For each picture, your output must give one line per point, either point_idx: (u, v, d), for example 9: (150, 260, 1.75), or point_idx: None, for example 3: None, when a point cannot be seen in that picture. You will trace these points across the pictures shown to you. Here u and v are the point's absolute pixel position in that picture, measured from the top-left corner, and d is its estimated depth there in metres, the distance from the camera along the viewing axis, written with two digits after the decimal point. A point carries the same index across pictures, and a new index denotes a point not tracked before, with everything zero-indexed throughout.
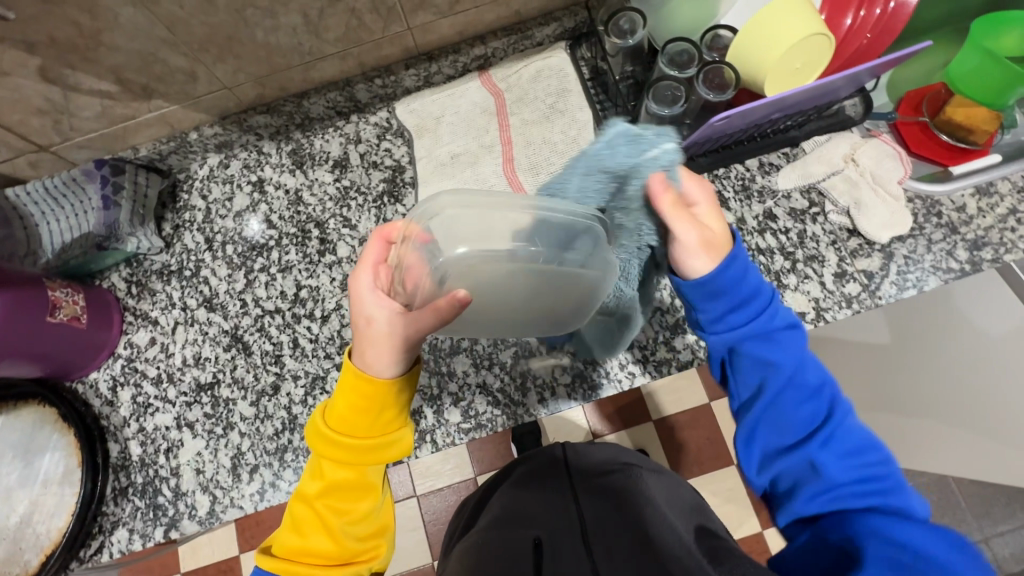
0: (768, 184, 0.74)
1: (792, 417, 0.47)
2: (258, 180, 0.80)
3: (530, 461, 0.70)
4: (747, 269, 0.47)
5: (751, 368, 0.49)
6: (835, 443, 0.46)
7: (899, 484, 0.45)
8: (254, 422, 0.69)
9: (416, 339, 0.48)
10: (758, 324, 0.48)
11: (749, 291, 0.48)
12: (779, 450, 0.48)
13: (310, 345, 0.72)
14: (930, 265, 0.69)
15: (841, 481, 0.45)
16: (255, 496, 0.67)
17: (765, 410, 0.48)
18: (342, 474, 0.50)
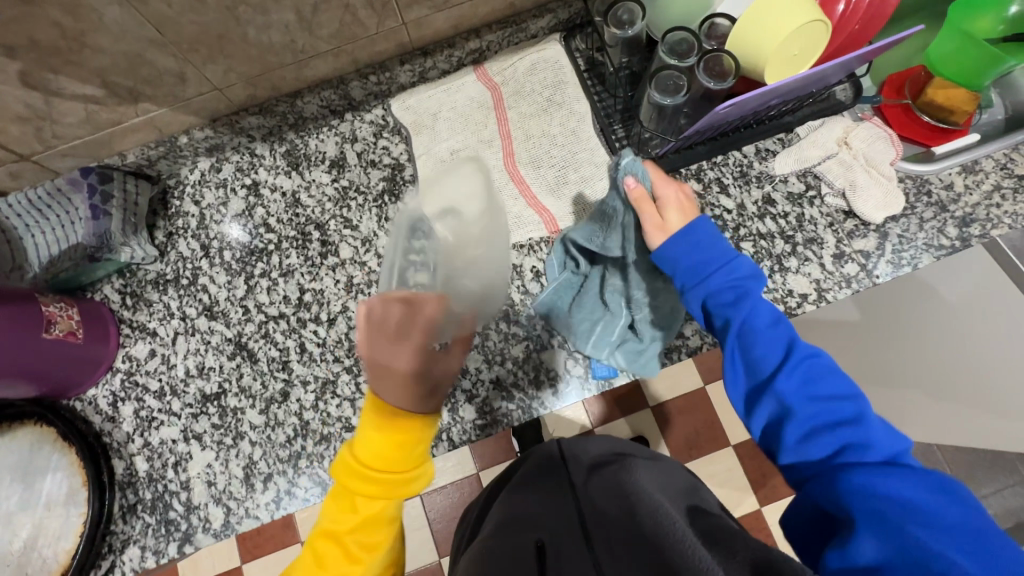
0: (765, 170, 0.75)
1: (764, 355, 0.48)
2: (252, 183, 0.78)
3: (530, 465, 0.69)
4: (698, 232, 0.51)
5: (718, 310, 0.51)
6: (800, 381, 0.47)
7: (869, 418, 0.44)
8: (265, 430, 0.68)
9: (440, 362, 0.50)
10: (720, 275, 0.51)
11: (706, 248, 0.51)
12: (751, 392, 0.49)
13: (318, 350, 0.71)
14: (922, 243, 0.72)
15: (811, 417, 0.45)
16: (271, 505, 0.66)
17: (736, 346, 0.50)
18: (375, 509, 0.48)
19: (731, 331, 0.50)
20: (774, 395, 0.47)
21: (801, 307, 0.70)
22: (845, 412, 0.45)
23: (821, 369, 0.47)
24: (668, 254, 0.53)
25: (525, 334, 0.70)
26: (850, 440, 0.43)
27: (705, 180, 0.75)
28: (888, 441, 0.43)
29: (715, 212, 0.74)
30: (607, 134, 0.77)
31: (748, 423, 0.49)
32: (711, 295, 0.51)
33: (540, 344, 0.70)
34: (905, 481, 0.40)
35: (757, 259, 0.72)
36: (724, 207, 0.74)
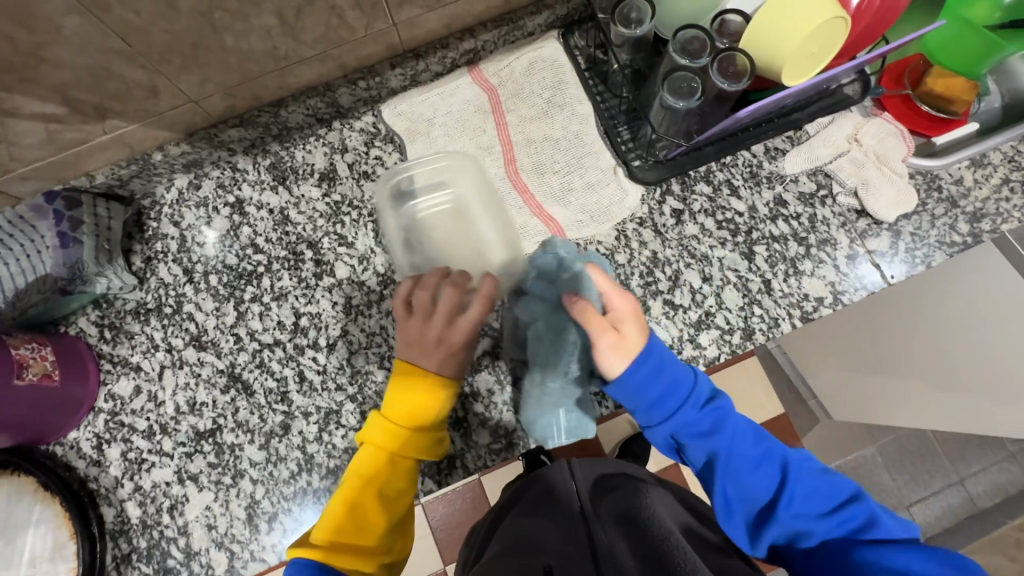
0: (775, 169, 0.73)
1: (753, 483, 0.52)
2: (236, 200, 0.72)
3: (539, 494, 0.67)
4: (660, 355, 0.55)
5: (697, 446, 0.54)
6: (799, 501, 0.50)
7: (875, 513, 0.47)
8: (266, 467, 0.64)
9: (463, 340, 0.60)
10: (689, 408, 0.54)
11: (670, 378, 0.54)
12: (752, 525, 0.51)
13: (318, 378, 0.67)
14: (935, 240, 0.70)
15: (824, 532, 0.48)
16: (277, 546, 0.62)
17: (724, 476, 0.53)
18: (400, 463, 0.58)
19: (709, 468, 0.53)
20: (776, 525, 0.50)
21: (817, 311, 0.68)
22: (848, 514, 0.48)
23: (812, 479, 0.51)
24: (629, 384, 0.54)
25: None
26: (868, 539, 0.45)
27: (715, 182, 0.73)
28: (899, 528, 0.46)
29: (726, 216, 0.72)
30: (612, 136, 0.73)
31: (759, 553, 0.51)
32: (681, 429, 0.54)
33: None
34: (916, 558, 0.42)
35: (771, 263, 0.70)
36: (735, 210, 0.72)
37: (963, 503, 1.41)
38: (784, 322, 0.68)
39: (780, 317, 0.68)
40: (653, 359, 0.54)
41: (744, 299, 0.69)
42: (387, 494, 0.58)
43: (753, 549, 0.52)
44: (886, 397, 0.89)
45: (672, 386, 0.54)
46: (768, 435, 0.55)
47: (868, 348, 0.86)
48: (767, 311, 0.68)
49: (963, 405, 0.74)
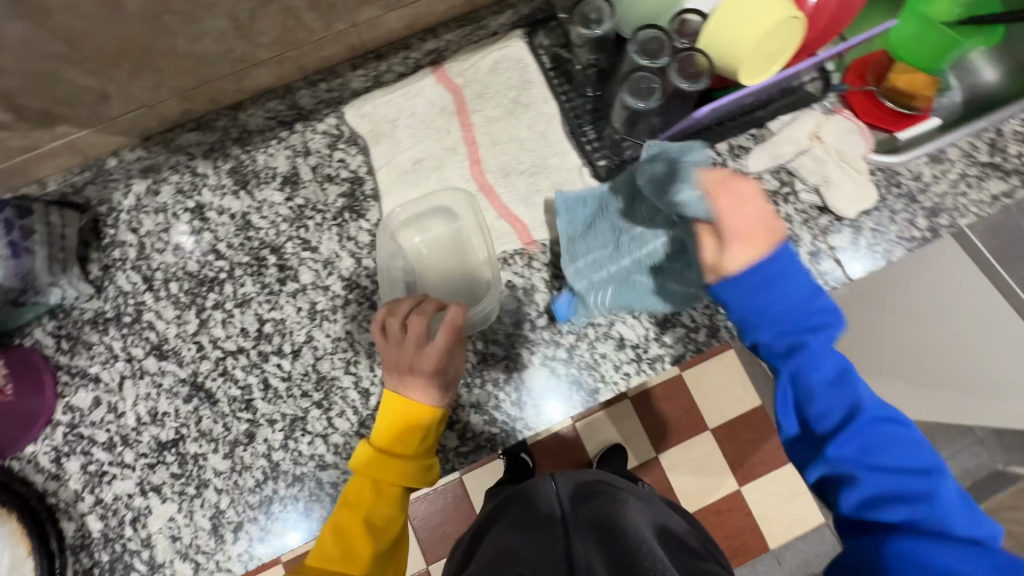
0: (739, 167, 0.73)
1: (827, 408, 0.49)
2: (196, 205, 0.71)
3: (521, 507, 0.67)
4: (784, 259, 0.48)
5: (784, 353, 0.49)
6: (870, 443, 0.47)
7: (943, 495, 0.46)
8: (231, 476, 0.63)
9: (445, 364, 0.58)
10: (791, 310, 0.48)
11: (780, 283, 0.48)
12: (803, 443, 0.50)
13: (283, 385, 0.66)
14: (895, 235, 0.72)
15: (875, 487, 0.46)
16: (243, 555, 0.62)
17: (795, 391, 0.49)
18: (387, 488, 0.57)
19: (783, 377, 0.49)
20: (821, 462, 0.48)
21: None
22: (901, 487, 0.46)
23: (894, 438, 0.47)
24: (730, 278, 0.48)
25: (504, 353, 0.67)
26: (918, 519, 0.45)
27: None
28: (965, 522, 0.45)
29: None
30: (577, 136, 0.73)
31: (798, 473, 0.51)
32: (764, 332, 0.49)
33: (520, 363, 0.67)
34: (960, 555, 0.43)
35: None
36: None
37: None
38: None
39: None
40: (771, 264, 0.47)
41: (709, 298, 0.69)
42: (375, 523, 0.56)
43: (797, 465, 0.51)
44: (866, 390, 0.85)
45: (782, 288, 0.48)
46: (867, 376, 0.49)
47: (860, 339, 0.83)
48: None
49: (941, 397, 0.72)
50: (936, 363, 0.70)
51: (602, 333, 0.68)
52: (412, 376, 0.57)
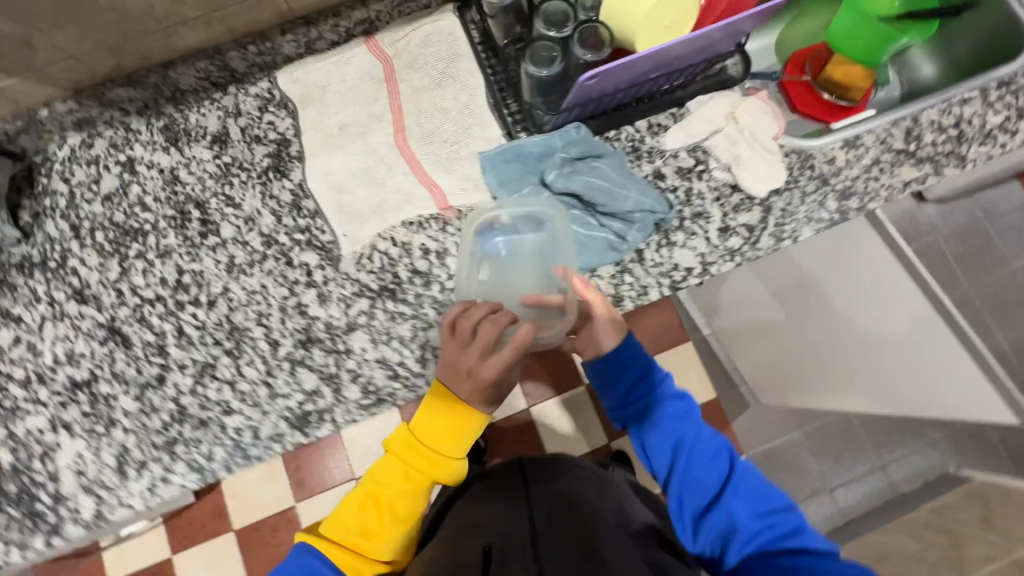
0: (656, 145, 0.75)
1: (703, 476, 0.73)
2: (127, 159, 0.73)
3: (494, 478, 0.74)
4: (634, 348, 0.76)
5: (661, 437, 0.76)
6: (739, 494, 0.72)
7: (799, 526, 0.69)
8: (139, 417, 0.66)
9: (495, 373, 0.65)
10: (652, 395, 0.77)
11: (640, 369, 0.77)
12: (696, 519, 0.72)
13: (196, 333, 0.68)
14: (803, 216, 0.73)
15: (751, 531, 0.68)
16: (145, 492, 0.65)
17: (683, 475, 0.74)
18: (410, 483, 0.67)
19: (676, 449, 0.76)
20: (724, 516, 0.70)
21: (685, 281, 0.71)
22: (771, 521, 0.69)
23: (755, 483, 0.73)
24: (611, 355, 0.75)
25: (412, 312, 0.69)
26: (789, 543, 0.66)
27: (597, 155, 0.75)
28: (817, 539, 0.68)
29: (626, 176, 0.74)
30: (500, 108, 0.75)
31: (700, 544, 0.71)
32: (649, 429, 0.77)
33: (427, 322, 0.69)
34: (837, 564, 0.62)
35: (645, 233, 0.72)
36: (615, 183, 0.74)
37: (882, 487, 1.48)
38: (651, 290, 0.71)
39: (649, 286, 0.71)
40: (623, 353, 0.76)
41: (616, 268, 0.71)
42: (395, 513, 0.68)
43: (695, 541, 0.72)
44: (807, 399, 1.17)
45: (642, 374, 0.77)
46: (722, 440, 0.77)
47: (802, 367, 1.12)
48: (637, 279, 0.71)
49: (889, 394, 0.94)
50: (868, 376, 0.97)
51: None
52: (462, 379, 0.65)
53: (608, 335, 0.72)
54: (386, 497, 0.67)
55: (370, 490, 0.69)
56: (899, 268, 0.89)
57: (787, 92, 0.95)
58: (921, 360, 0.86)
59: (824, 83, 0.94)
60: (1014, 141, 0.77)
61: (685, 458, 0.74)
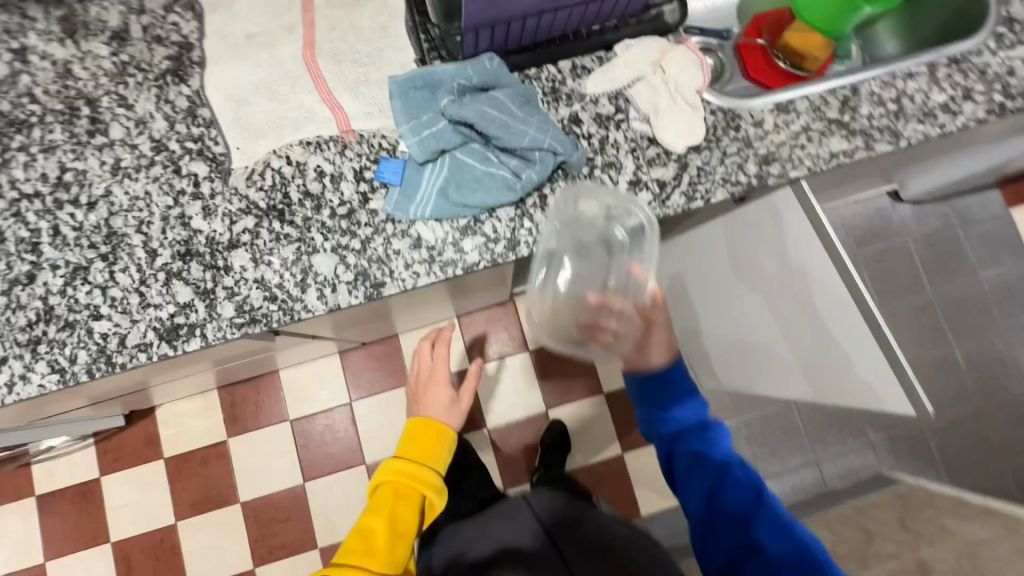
0: (577, 88, 0.71)
1: (727, 495, 0.72)
2: (19, 48, 0.70)
3: (509, 537, 0.84)
4: (683, 372, 0.78)
5: (713, 460, 0.74)
6: (772, 516, 0.70)
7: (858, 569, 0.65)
8: (5, 312, 0.64)
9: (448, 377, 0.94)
10: (692, 415, 0.77)
11: (677, 381, 0.78)
12: (735, 541, 0.69)
13: (72, 234, 0.66)
14: (719, 177, 0.70)
15: (794, 557, 0.66)
16: (3, 388, 0.63)
17: (705, 486, 0.73)
18: (409, 490, 0.80)
19: (697, 462, 0.75)
20: (752, 540, 0.68)
21: None
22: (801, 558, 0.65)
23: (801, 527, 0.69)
24: (661, 376, 0.78)
25: (298, 236, 0.67)
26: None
27: None
28: None
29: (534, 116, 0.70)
30: (417, 32, 0.72)
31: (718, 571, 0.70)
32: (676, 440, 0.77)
33: (312, 247, 0.67)
34: None
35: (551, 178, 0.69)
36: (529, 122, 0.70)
37: (814, 482, 1.48)
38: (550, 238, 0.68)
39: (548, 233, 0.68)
40: (677, 373, 0.78)
41: (515, 211, 0.68)
42: (401, 504, 0.80)
43: (711, 563, 0.71)
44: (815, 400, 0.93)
45: (677, 389, 0.78)
46: (740, 457, 0.75)
47: (820, 369, 0.86)
48: (536, 225, 0.68)
49: (746, 370, 1.11)
50: (819, 361, 0.86)
51: (400, 230, 0.67)
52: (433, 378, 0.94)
53: (665, 358, 0.78)
54: (405, 484, 0.80)
55: (384, 486, 0.81)
56: (843, 286, 0.77)
57: (741, 56, 0.91)
58: (852, 357, 0.79)
59: (784, 50, 0.88)
60: (955, 123, 0.73)
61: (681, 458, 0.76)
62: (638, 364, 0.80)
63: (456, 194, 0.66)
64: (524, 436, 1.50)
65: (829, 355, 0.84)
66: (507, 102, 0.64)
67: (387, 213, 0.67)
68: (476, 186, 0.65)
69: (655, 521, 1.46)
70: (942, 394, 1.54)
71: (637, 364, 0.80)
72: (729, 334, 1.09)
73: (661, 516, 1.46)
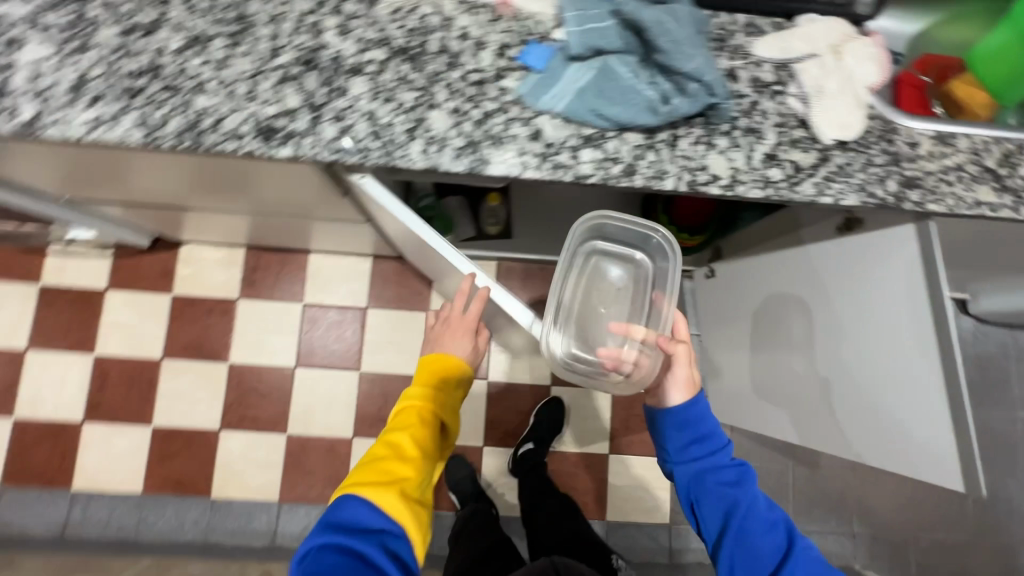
0: (745, 45, 0.68)
1: (761, 540, 0.79)
2: None
3: None
4: (702, 407, 0.86)
5: (723, 498, 0.82)
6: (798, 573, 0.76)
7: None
8: (115, 52, 0.62)
9: (467, 338, 0.89)
10: (714, 458, 0.85)
11: (706, 430, 0.86)
12: None
13: (206, 4, 0.64)
14: (857, 182, 0.66)
15: None
16: (85, 123, 0.61)
17: (738, 525, 0.80)
18: (430, 407, 0.83)
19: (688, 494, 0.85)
20: None
21: (707, 187, 0.65)
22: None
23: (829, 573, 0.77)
24: (683, 412, 0.85)
25: (422, 85, 0.64)
26: None
27: None
28: None
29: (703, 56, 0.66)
30: None
31: None
32: (704, 473, 0.84)
33: (432, 101, 0.64)
34: None
35: (689, 122, 0.65)
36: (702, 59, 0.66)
37: None
38: (668, 179, 0.64)
39: (667, 173, 0.65)
40: (698, 419, 0.85)
41: (643, 141, 0.65)
42: (428, 418, 0.82)
43: None
44: (838, 441, 0.92)
45: (708, 438, 0.85)
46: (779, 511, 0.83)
47: (864, 417, 0.85)
48: (658, 161, 0.65)
49: (775, 400, 1.10)
50: (864, 409, 0.84)
51: (523, 117, 0.64)
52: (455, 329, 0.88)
53: (683, 387, 0.86)
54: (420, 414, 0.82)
55: (407, 409, 0.83)
56: (926, 342, 0.73)
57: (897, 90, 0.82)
58: (895, 413, 0.78)
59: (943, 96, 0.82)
60: None
61: (737, 520, 0.80)
62: (661, 400, 0.89)
63: (594, 101, 0.62)
64: (520, 402, 1.47)
65: (872, 410, 0.83)
66: (682, 18, 0.60)
67: (519, 96, 0.64)
68: (617, 98, 0.62)
69: (617, 529, 1.42)
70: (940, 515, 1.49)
71: (662, 400, 0.89)
72: (779, 355, 1.07)
73: (624, 527, 1.42)
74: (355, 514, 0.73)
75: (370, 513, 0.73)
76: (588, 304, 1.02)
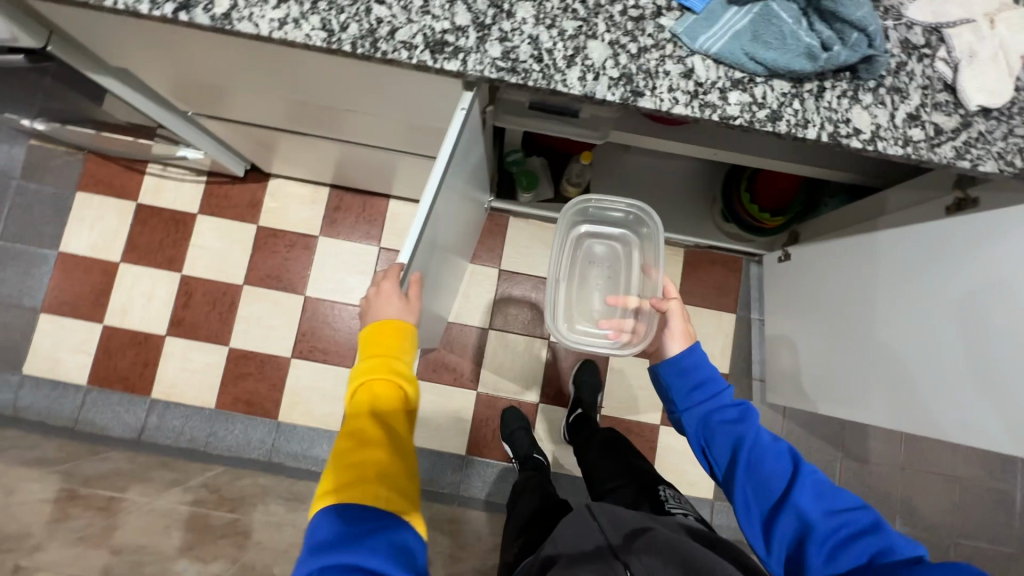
0: (898, 7, 0.69)
1: (770, 469, 0.76)
2: None
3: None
4: (701, 357, 0.89)
5: (726, 436, 0.81)
6: (806, 493, 0.72)
7: (878, 518, 0.69)
8: None
9: (398, 307, 0.76)
10: (716, 399, 0.86)
11: (705, 375, 0.88)
12: (773, 517, 0.73)
13: None
14: (996, 151, 0.67)
15: (826, 529, 0.69)
16: (272, 21, 0.65)
17: (745, 459, 0.78)
18: (383, 383, 0.73)
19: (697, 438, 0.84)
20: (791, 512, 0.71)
21: (849, 140, 0.66)
22: (843, 518, 0.69)
23: (833, 492, 0.73)
24: (682, 361, 0.89)
25: (583, 16, 0.67)
26: (868, 527, 0.68)
27: None
28: (906, 541, 0.67)
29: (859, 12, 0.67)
30: None
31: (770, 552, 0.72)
32: (708, 414, 0.84)
33: (591, 32, 0.67)
34: (905, 538, 0.67)
35: (836, 75, 0.67)
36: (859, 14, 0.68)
37: None
38: (811, 128, 0.66)
39: (811, 122, 0.66)
40: (697, 366, 0.88)
41: (790, 89, 0.67)
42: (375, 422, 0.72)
43: (764, 549, 0.73)
44: (900, 417, 0.99)
45: (707, 382, 0.87)
46: (784, 444, 0.79)
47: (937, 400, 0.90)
48: (803, 110, 0.67)
49: (851, 387, 1.12)
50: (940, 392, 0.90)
51: (678, 55, 0.67)
52: (388, 299, 0.76)
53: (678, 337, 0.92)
54: (378, 380, 0.73)
55: (361, 392, 0.73)
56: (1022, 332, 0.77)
57: None
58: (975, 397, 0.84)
59: None
60: None
61: (744, 453, 0.78)
62: (663, 354, 0.93)
63: (750, 45, 0.65)
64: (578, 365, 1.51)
65: (973, 399, 0.84)
66: None
67: (675, 34, 0.67)
68: (773, 44, 0.64)
69: None
70: (986, 525, 1.49)
71: (664, 353, 0.93)
72: (859, 346, 1.09)
73: None
74: (324, 530, 0.65)
75: (340, 525, 0.65)
76: (586, 275, 1.27)
